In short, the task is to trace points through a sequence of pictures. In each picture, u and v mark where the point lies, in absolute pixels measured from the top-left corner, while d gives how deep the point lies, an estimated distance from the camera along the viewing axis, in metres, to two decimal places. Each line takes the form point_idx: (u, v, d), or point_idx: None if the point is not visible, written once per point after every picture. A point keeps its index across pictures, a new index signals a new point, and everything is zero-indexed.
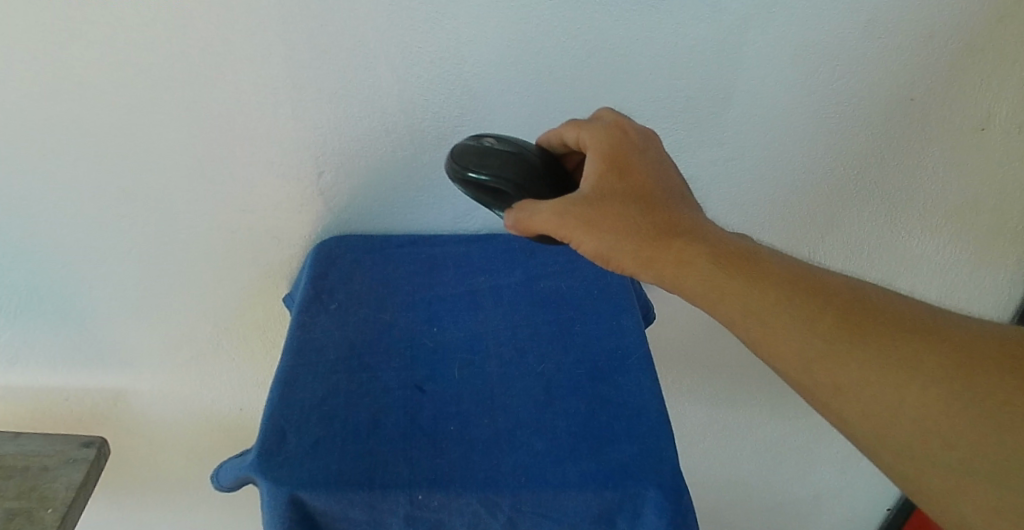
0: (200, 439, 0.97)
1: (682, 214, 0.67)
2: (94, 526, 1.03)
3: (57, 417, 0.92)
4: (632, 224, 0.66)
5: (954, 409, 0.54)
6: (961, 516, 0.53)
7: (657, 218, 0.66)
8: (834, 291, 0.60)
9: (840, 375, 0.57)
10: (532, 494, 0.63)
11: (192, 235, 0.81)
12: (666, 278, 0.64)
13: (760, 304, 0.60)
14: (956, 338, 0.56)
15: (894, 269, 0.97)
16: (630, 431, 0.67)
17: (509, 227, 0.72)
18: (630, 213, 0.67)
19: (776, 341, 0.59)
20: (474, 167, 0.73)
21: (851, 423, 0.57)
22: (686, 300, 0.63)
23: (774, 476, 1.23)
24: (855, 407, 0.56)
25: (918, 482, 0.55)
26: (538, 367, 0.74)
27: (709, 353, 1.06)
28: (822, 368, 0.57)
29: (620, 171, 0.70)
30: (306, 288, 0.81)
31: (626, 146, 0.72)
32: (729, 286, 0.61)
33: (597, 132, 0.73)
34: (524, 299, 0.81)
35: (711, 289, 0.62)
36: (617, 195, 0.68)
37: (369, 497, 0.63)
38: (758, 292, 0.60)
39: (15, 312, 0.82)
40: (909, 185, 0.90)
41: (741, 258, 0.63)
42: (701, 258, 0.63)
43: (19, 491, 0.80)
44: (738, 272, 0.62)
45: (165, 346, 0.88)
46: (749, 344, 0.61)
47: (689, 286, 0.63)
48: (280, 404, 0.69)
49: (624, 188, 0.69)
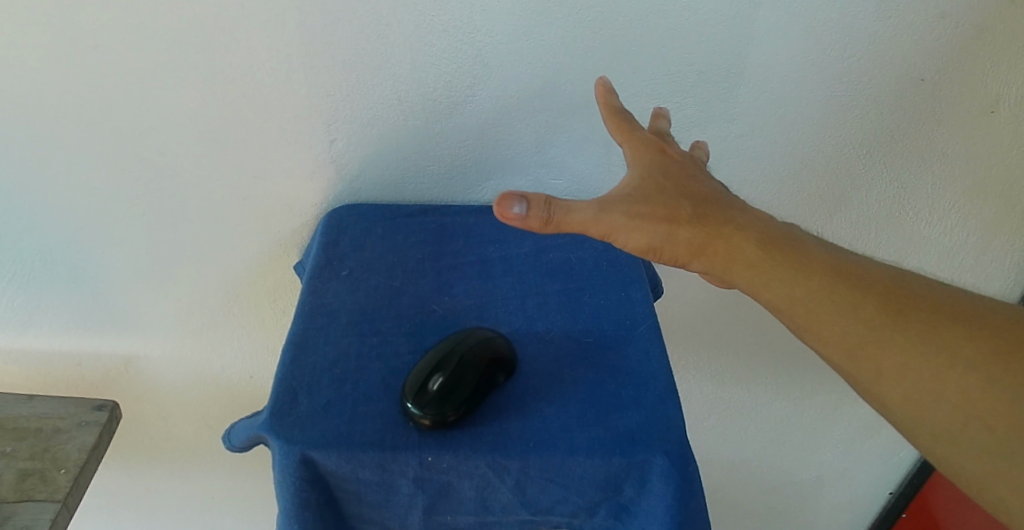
0: (209, 406, 0.98)
1: (728, 206, 0.63)
2: (102, 488, 1.05)
3: (70, 380, 0.93)
4: (680, 212, 0.61)
5: (992, 393, 0.54)
6: (997, 500, 0.54)
7: (700, 201, 0.63)
8: (876, 278, 0.60)
9: (881, 361, 0.57)
10: (540, 458, 0.61)
11: (203, 200, 0.81)
12: (716, 267, 0.61)
13: (807, 290, 0.59)
14: (991, 322, 0.57)
15: (901, 248, 0.98)
16: (638, 399, 0.65)
17: (523, 220, 0.56)
18: (679, 206, 0.62)
19: (819, 326, 0.58)
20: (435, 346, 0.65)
21: (890, 405, 0.57)
22: (737, 288, 0.61)
23: (780, 455, 1.22)
24: (897, 392, 0.56)
25: (956, 465, 0.55)
26: (548, 335, 0.70)
27: (716, 328, 1.05)
28: (864, 355, 0.57)
29: (666, 169, 0.65)
30: (317, 254, 0.76)
31: (670, 155, 0.67)
32: (776, 272, 0.59)
33: (639, 137, 0.68)
34: (535, 267, 0.77)
35: (760, 278, 0.60)
36: (666, 189, 0.63)
37: (381, 458, 0.60)
38: (804, 278, 0.59)
39: (29, 274, 0.84)
40: (917, 166, 0.90)
41: (786, 243, 0.61)
42: (751, 244, 0.61)
43: (32, 452, 0.82)
44: (785, 258, 0.60)
45: (176, 312, 0.89)
46: (793, 331, 0.60)
47: (738, 275, 0.61)
48: (290, 365, 0.64)
49: (671, 183, 0.64)
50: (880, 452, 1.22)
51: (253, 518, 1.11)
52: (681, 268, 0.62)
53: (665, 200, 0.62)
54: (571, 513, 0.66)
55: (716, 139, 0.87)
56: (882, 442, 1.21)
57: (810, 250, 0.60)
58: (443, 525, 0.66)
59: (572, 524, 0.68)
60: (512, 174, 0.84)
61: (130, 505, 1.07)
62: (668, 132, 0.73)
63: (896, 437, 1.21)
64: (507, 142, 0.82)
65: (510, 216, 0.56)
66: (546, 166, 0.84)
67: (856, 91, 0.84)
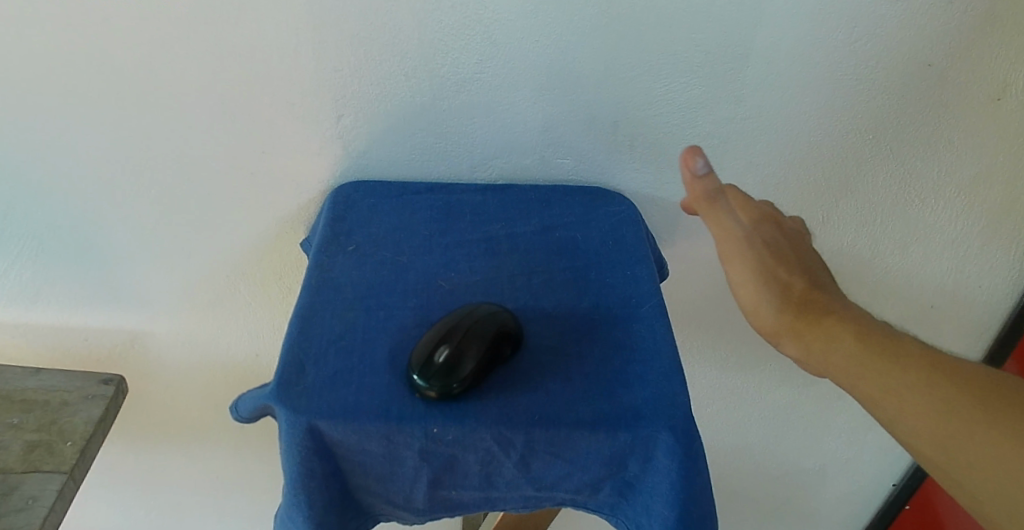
0: (215, 385, 0.98)
1: (835, 297, 0.64)
2: (106, 465, 1.06)
3: (77, 355, 0.94)
4: (784, 287, 0.64)
5: None
6: None
7: (811, 285, 0.65)
8: (971, 369, 0.57)
9: (968, 450, 0.53)
10: (545, 432, 0.61)
11: (211, 176, 0.81)
12: (812, 351, 0.61)
13: (898, 380, 0.57)
14: None
15: (905, 236, 0.98)
16: (643, 375, 0.65)
17: (701, 168, 0.67)
18: (786, 280, 0.64)
19: (904, 415, 0.56)
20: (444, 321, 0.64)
21: (982, 501, 0.52)
22: (830, 374, 0.60)
23: (783, 444, 1.22)
24: (989, 484, 0.52)
25: None
26: (554, 312, 0.70)
27: (721, 314, 1.05)
28: (949, 444, 0.54)
29: (781, 253, 0.67)
30: (323, 230, 0.76)
31: (784, 239, 0.69)
32: (869, 360, 0.58)
33: (756, 213, 0.69)
34: (542, 246, 0.77)
35: (852, 364, 0.59)
36: (776, 267, 0.65)
37: (387, 429, 0.60)
38: (896, 367, 0.57)
39: (37, 248, 0.84)
40: (925, 152, 0.90)
41: (885, 337, 0.60)
42: (848, 335, 0.60)
43: (39, 424, 0.82)
44: (880, 348, 0.59)
45: (183, 288, 0.89)
46: (878, 422, 0.58)
47: (833, 361, 0.60)
48: (297, 336, 0.65)
49: (782, 266, 0.65)
50: (883, 442, 1.22)
51: (259, 496, 1.12)
52: (778, 347, 0.63)
53: (775, 276, 0.65)
54: (575, 488, 0.66)
55: (723, 122, 0.86)
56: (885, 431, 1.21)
57: (904, 342, 0.59)
58: (448, 499, 0.66)
59: (576, 500, 0.68)
60: (519, 153, 0.85)
61: (137, 482, 1.08)
62: (784, 217, 0.72)
63: None
64: (514, 120, 0.82)
65: (692, 162, 0.67)
66: (552, 145, 0.85)
67: (864, 74, 0.84)
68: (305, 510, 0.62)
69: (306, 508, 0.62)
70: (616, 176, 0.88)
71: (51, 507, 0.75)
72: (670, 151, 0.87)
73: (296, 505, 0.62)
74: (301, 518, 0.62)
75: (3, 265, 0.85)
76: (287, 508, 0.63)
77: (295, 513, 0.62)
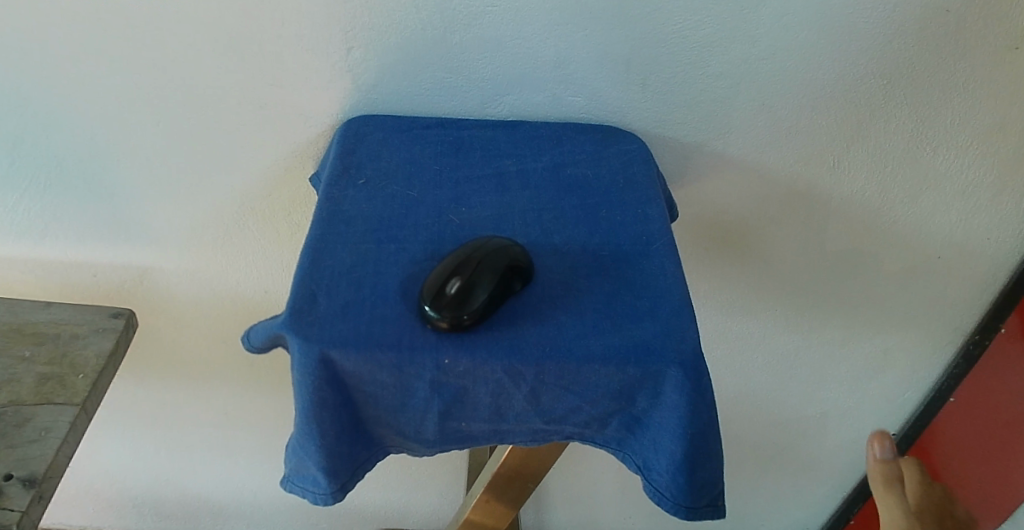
0: (226, 319, 1.00)
1: None
2: (121, 391, 1.10)
3: (87, 290, 0.97)
4: None
5: None
6: None
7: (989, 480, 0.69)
8: None
9: None
10: (555, 364, 0.61)
11: (218, 110, 0.81)
12: None
13: None
14: None
15: (916, 185, 0.97)
16: (654, 311, 0.65)
17: None
18: None
19: None
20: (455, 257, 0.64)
21: None
22: None
23: (785, 391, 1.23)
24: None
25: None
26: (565, 248, 0.70)
27: (728, 259, 1.05)
28: None
29: None
30: (333, 163, 0.76)
31: None
32: None
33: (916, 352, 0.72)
34: (552, 183, 0.76)
35: None
36: None
37: (398, 359, 0.60)
38: None
39: (44, 186, 0.87)
40: (939, 98, 0.89)
41: None
42: None
43: (51, 356, 0.84)
44: None
45: (190, 226, 0.91)
46: None
47: None
48: (309, 267, 0.65)
49: None
50: (884, 389, 1.24)
51: (271, 427, 1.16)
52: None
53: None
54: (584, 423, 0.67)
55: (737, 62, 0.84)
56: (887, 379, 1.22)
57: None
58: (457, 431, 0.66)
59: (584, 434, 0.69)
60: (530, 90, 0.83)
61: (154, 410, 1.12)
62: None
63: (902, 376, 1.22)
64: (526, 54, 0.81)
65: None
66: (564, 82, 0.83)
67: (882, 16, 0.82)
68: (317, 439, 0.63)
69: (318, 436, 0.62)
70: (628, 114, 0.87)
71: (63, 439, 0.77)
72: (681, 92, 0.86)
73: (308, 434, 0.62)
74: (313, 446, 0.63)
75: (12, 200, 0.88)
76: (299, 436, 0.63)
77: (307, 441, 0.63)
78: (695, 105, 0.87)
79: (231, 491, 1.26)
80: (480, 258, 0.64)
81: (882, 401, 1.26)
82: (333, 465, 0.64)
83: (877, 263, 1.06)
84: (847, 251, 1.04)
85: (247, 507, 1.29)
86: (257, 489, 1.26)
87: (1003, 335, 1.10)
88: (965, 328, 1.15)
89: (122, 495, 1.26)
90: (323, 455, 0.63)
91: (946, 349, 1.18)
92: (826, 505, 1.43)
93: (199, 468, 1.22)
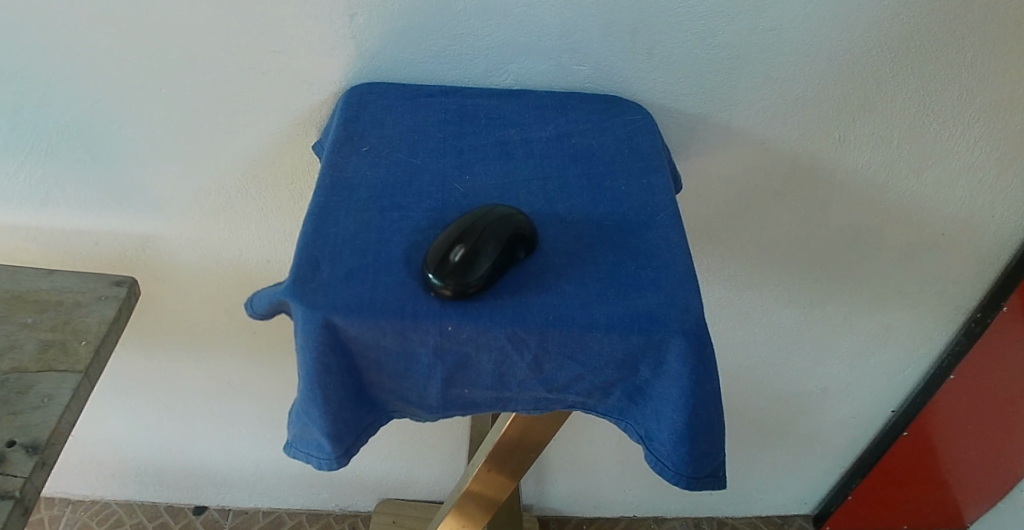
0: (228, 288, 1.01)
1: None
2: (123, 360, 1.10)
3: (89, 258, 0.97)
4: None
5: None
6: None
7: None
8: None
9: None
10: (559, 333, 0.61)
11: (220, 77, 0.81)
12: None
13: None
14: None
15: (922, 160, 0.96)
16: (658, 280, 0.65)
17: None
18: None
19: None
20: (459, 225, 0.64)
21: None
22: None
23: (786, 365, 1.24)
24: None
25: None
26: (569, 217, 0.70)
27: (732, 232, 1.05)
28: None
29: None
30: (336, 131, 0.75)
31: None
32: None
33: None
34: (557, 151, 0.76)
35: None
36: None
37: (402, 325, 0.60)
38: None
39: (45, 153, 0.86)
40: (946, 73, 0.88)
41: None
42: None
43: (54, 323, 0.84)
44: None
45: (192, 194, 0.91)
46: None
47: None
48: (312, 233, 0.64)
49: None
50: (884, 365, 1.24)
51: (273, 397, 1.16)
52: None
53: None
54: (586, 392, 0.67)
55: (743, 34, 0.83)
56: (887, 355, 1.23)
57: None
58: (460, 399, 0.66)
59: (587, 403, 0.69)
60: (535, 58, 0.83)
61: (156, 379, 1.13)
62: None
63: (903, 352, 1.22)
64: (532, 22, 0.80)
65: None
66: (569, 51, 0.83)
67: None
68: (321, 405, 0.63)
69: (322, 403, 0.62)
70: (634, 85, 0.86)
71: (66, 405, 0.78)
72: (686, 63, 0.85)
73: (312, 400, 0.62)
74: (317, 413, 0.63)
75: (14, 168, 0.87)
76: (303, 402, 0.63)
77: (311, 407, 0.63)
78: (702, 76, 0.86)
79: (233, 462, 1.27)
80: (484, 227, 0.63)
81: (882, 377, 1.26)
82: (336, 432, 0.64)
83: (880, 239, 1.06)
84: (851, 225, 1.04)
85: (249, 477, 1.30)
86: (259, 459, 1.27)
87: (1005, 314, 1.11)
88: (966, 306, 1.15)
89: (125, 465, 1.27)
90: (327, 421, 0.63)
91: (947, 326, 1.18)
92: (824, 480, 1.44)
93: (202, 437, 1.23)
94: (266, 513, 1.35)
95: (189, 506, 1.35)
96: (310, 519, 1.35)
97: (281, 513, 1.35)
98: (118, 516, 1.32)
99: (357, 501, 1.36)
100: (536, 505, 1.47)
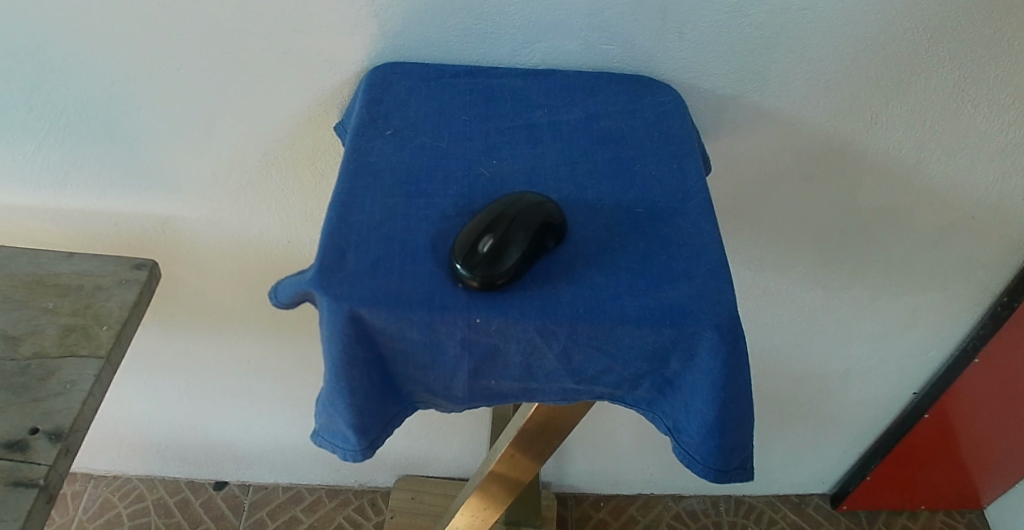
0: (249, 267, 1.00)
1: None
2: (143, 339, 1.10)
3: (109, 239, 0.97)
4: None
5: None
6: None
7: None
8: None
9: None
10: (589, 325, 0.59)
11: (239, 58, 0.79)
12: None
13: None
14: None
15: (956, 143, 0.93)
16: (690, 271, 0.63)
17: None
18: None
19: None
20: (489, 216, 0.62)
21: None
22: None
23: (809, 347, 1.22)
24: None
25: None
26: (598, 204, 0.68)
27: (760, 215, 1.02)
28: None
29: None
30: (360, 113, 0.73)
31: None
32: None
33: None
34: (585, 134, 0.74)
35: None
36: None
37: (429, 317, 0.58)
38: None
39: (62, 135, 0.85)
40: (984, 55, 0.85)
41: None
42: None
43: (74, 308, 0.83)
44: None
45: (211, 175, 0.89)
46: None
47: None
48: (337, 222, 0.63)
49: None
50: (908, 348, 1.22)
51: (293, 376, 1.16)
52: None
53: None
54: (615, 383, 0.65)
55: (775, 13, 0.80)
56: (913, 337, 1.20)
57: None
58: (486, 389, 0.65)
59: (614, 394, 0.67)
60: (562, 36, 0.80)
61: (177, 358, 1.13)
62: None
63: (928, 335, 1.20)
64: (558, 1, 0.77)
65: None
66: (598, 29, 0.80)
67: None
68: (346, 396, 0.62)
69: (347, 394, 0.61)
70: (663, 65, 0.83)
71: (88, 392, 0.78)
72: (716, 43, 0.82)
73: (338, 391, 0.61)
74: (342, 404, 0.62)
75: (31, 150, 0.86)
76: (328, 394, 0.62)
77: (336, 398, 0.62)
78: (733, 56, 0.83)
79: (254, 438, 1.28)
80: (514, 215, 0.61)
81: (907, 359, 1.24)
82: (361, 423, 0.63)
83: (911, 222, 1.03)
84: (881, 208, 1.02)
85: (269, 454, 1.31)
86: (279, 436, 1.27)
87: None
88: (993, 289, 1.13)
89: (147, 441, 1.28)
90: (353, 412, 0.62)
91: (976, 310, 1.16)
92: (844, 460, 1.43)
93: (222, 415, 1.23)
94: (286, 488, 1.36)
95: (211, 481, 1.36)
96: (329, 494, 1.36)
97: (301, 488, 1.36)
98: (140, 491, 1.33)
99: (376, 477, 1.36)
100: (554, 482, 1.47)
